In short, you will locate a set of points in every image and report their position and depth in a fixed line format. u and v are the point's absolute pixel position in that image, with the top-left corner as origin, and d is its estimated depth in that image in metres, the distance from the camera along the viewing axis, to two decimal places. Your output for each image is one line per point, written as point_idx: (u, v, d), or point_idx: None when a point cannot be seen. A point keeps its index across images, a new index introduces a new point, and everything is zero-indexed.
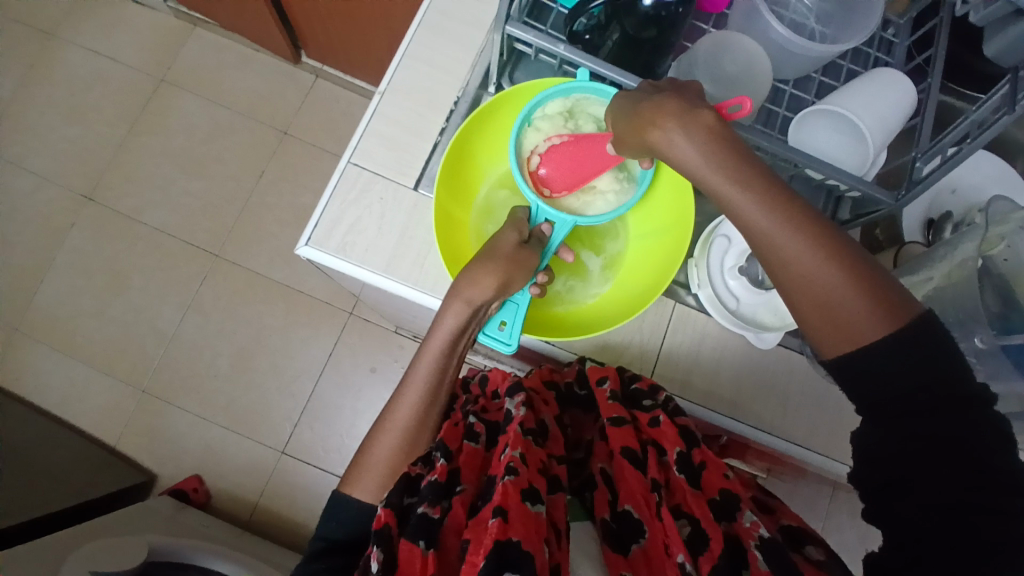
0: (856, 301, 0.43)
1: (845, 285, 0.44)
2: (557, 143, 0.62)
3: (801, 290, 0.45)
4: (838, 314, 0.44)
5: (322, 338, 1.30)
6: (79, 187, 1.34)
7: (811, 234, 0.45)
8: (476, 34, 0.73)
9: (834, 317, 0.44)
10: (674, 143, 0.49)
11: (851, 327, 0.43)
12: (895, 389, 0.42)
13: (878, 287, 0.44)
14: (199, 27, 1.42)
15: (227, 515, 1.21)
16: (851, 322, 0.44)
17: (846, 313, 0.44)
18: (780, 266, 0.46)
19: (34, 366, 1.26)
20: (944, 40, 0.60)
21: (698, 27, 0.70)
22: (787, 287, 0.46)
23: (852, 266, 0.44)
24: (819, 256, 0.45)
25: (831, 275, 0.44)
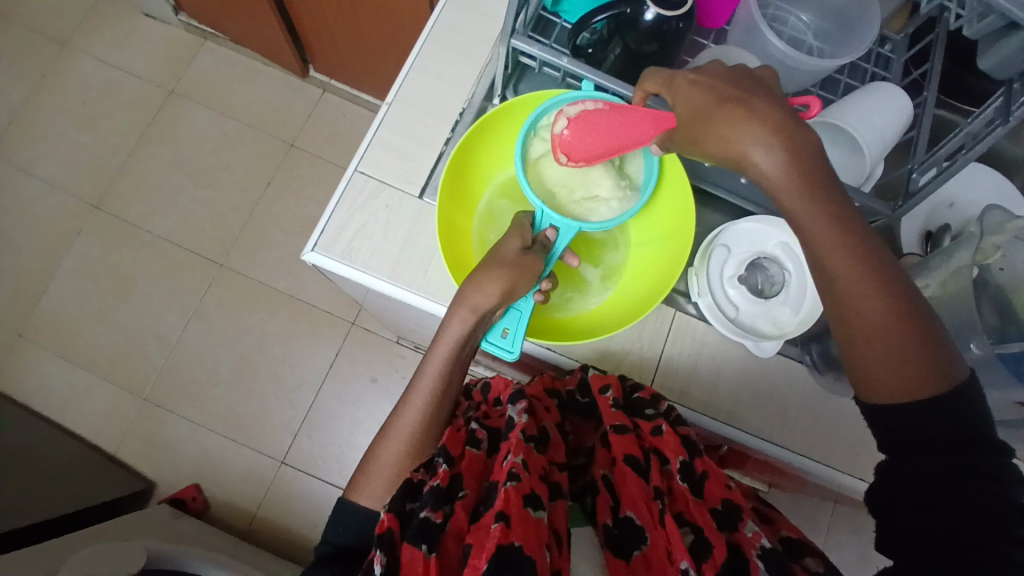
0: (913, 361, 0.44)
1: (908, 343, 0.44)
2: (590, 108, 0.60)
3: (862, 334, 0.46)
4: (893, 367, 0.45)
5: (324, 347, 1.31)
6: (86, 195, 1.36)
7: (888, 286, 0.45)
8: (482, 48, 0.75)
9: (889, 370, 0.45)
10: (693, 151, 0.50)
11: (904, 382, 0.45)
12: (926, 428, 0.44)
13: (939, 351, 0.45)
14: (210, 40, 1.45)
15: (225, 525, 1.20)
16: (901, 378, 0.45)
17: (902, 369, 0.45)
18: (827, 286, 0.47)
19: (36, 371, 1.26)
20: (940, 54, 0.61)
21: (699, 42, 0.72)
22: (848, 330, 0.47)
23: (919, 328, 0.45)
24: (891, 311, 0.45)
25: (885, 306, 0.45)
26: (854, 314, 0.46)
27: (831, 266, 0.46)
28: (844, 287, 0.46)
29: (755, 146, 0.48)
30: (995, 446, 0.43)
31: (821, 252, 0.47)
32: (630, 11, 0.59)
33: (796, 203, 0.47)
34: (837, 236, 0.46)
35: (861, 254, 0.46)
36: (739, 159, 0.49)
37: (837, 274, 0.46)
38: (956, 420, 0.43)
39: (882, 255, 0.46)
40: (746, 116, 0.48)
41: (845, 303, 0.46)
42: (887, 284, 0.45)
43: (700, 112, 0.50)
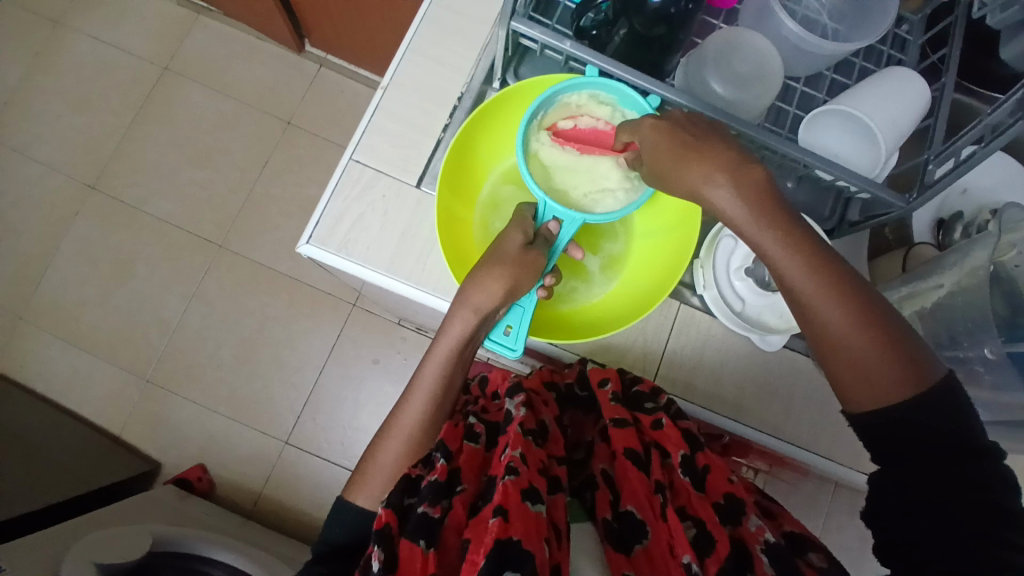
0: (890, 364, 0.44)
1: (881, 352, 0.44)
2: (597, 124, 0.61)
3: (833, 345, 0.46)
4: (870, 373, 0.45)
5: (325, 329, 1.30)
6: (83, 176, 1.34)
7: (850, 295, 0.46)
8: (481, 28, 0.72)
9: (866, 377, 0.45)
10: (689, 167, 0.51)
11: (885, 387, 0.44)
12: (911, 436, 0.43)
13: (914, 353, 0.44)
14: (203, 15, 1.40)
15: (231, 505, 1.22)
16: (882, 384, 0.44)
17: (880, 374, 0.44)
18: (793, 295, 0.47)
19: (39, 354, 1.26)
20: (959, 39, 0.58)
21: (709, 23, 0.69)
22: (818, 343, 0.47)
23: (890, 332, 0.45)
24: (856, 316, 0.45)
25: (844, 314, 0.45)
26: (821, 325, 0.46)
27: (791, 281, 0.47)
28: (807, 298, 0.46)
29: (708, 183, 0.50)
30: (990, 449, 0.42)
31: (773, 264, 0.48)
32: None
33: (757, 231, 0.48)
34: (791, 252, 0.47)
35: (816, 266, 0.47)
36: (722, 182, 0.50)
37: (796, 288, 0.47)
38: (942, 426, 0.43)
39: (833, 263, 0.47)
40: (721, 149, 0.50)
41: (811, 315, 0.46)
42: (847, 291, 0.46)
43: (662, 154, 0.53)
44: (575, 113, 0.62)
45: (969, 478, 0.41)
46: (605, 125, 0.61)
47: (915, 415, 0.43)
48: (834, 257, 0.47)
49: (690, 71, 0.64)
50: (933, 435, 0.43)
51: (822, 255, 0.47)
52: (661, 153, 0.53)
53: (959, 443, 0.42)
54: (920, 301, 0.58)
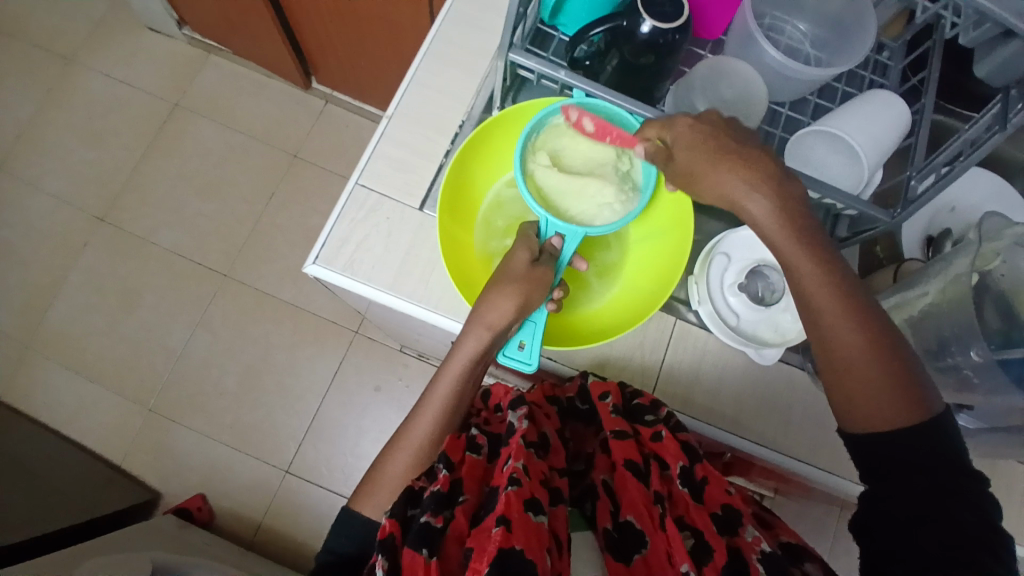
0: (887, 387, 0.47)
1: (886, 375, 0.48)
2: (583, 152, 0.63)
3: (844, 364, 0.49)
4: (873, 392, 0.48)
5: (328, 357, 1.32)
6: (93, 208, 1.37)
7: (866, 319, 0.49)
8: (481, 60, 0.76)
9: (868, 396, 0.48)
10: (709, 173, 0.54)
11: (881, 408, 0.48)
12: (896, 454, 0.47)
13: (912, 379, 0.48)
14: (214, 54, 1.46)
15: (231, 535, 1.21)
16: (879, 404, 0.48)
17: (878, 393, 0.48)
18: (817, 316, 0.50)
19: (43, 383, 1.27)
20: (936, 62, 0.60)
21: (696, 52, 0.72)
22: (829, 361, 0.50)
23: (893, 357, 0.48)
24: (867, 339, 0.48)
25: (861, 336, 0.49)
26: (835, 345, 0.49)
27: (814, 300, 0.50)
28: (827, 318, 0.50)
29: (749, 193, 0.53)
30: (970, 471, 0.45)
31: (800, 280, 0.51)
32: (626, 24, 0.59)
33: (786, 245, 0.51)
34: (821, 275, 0.50)
35: (842, 293, 0.50)
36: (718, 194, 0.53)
37: (820, 308, 0.50)
38: (925, 447, 0.46)
39: (857, 291, 0.50)
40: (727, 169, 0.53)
41: (828, 334, 0.50)
42: (862, 317, 0.49)
43: (698, 156, 0.54)
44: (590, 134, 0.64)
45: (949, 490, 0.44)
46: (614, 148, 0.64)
47: (905, 437, 0.46)
48: (859, 286, 0.50)
49: (679, 97, 0.67)
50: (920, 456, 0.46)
51: (849, 285, 0.50)
52: (697, 155, 0.54)
53: (938, 461, 0.45)
54: (906, 312, 0.59)
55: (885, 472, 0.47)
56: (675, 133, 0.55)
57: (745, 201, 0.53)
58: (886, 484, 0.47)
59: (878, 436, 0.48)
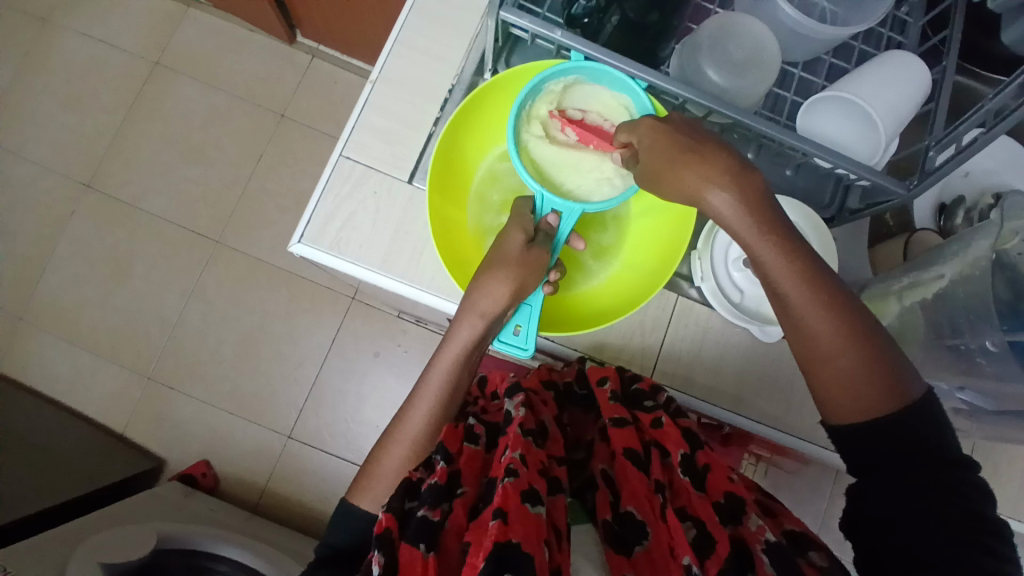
0: (866, 377, 0.46)
1: (865, 366, 0.46)
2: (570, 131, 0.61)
3: (819, 355, 0.48)
4: (850, 384, 0.47)
5: (325, 324, 1.30)
6: (78, 174, 1.33)
7: (839, 307, 0.48)
8: (472, 17, 0.71)
9: (847, 387, 0.47)
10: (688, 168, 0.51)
11: (865, 399, 0.46)
12: (883, 446, 0.46)
13: (892, 367, 0.47)
14: (192, 8, 1.38)
15: (236, 500, 1.22)
16: (861, 394, 0.47)
17: (859, 383, 0.47)
18: (788, 306, 0.49)
19: (40, 354, 1.27)
20: (961, 20, 0.56)
21: (704, 8, 0.67)
22: (803, 352, 0.49)
23: (871, 343, 0.47)
24: (841, 327, 0.47)
25: (834, 326, 0.47)
26: (808, 335, 0.48)
27: (783, 289, 0.49)
28: (797, 308, 0.48)
29: (709, 186, 0.51)
30: (964, 459, 0.45)
31: (767, 268, 0.49)
32: None
33: (752, 238, 0.50)
34: (787, 262, 0.49)
35: (810, 277, 0.48)
36: None
37: (789, 296, 0.48)
38: (915, 438, 0.45)
39: (826, 276, 0.48)
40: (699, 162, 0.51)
41: (802, 325, 0.48)
42: (833, 304, 0.47)
43: (659, 155, 0.53)
44: (585, 111, 0.62)
45: (947, 484, 0.43)
46: (610, 127, 0.61)
47: (893, 428, 0.45)
48: (826, 270, 0.49)
49: (685, 59, 0.62)
50: (916, 439, 0.45)
51: (820, 273, 0.49)
52: (657, 158, 0.53)
53: (931, 451, 0.45)
54: (923, 292, 0.57)
55: (874, 464, 0.46)
56: (638, 135, 0.54)
57: (705, 193, 0.52)
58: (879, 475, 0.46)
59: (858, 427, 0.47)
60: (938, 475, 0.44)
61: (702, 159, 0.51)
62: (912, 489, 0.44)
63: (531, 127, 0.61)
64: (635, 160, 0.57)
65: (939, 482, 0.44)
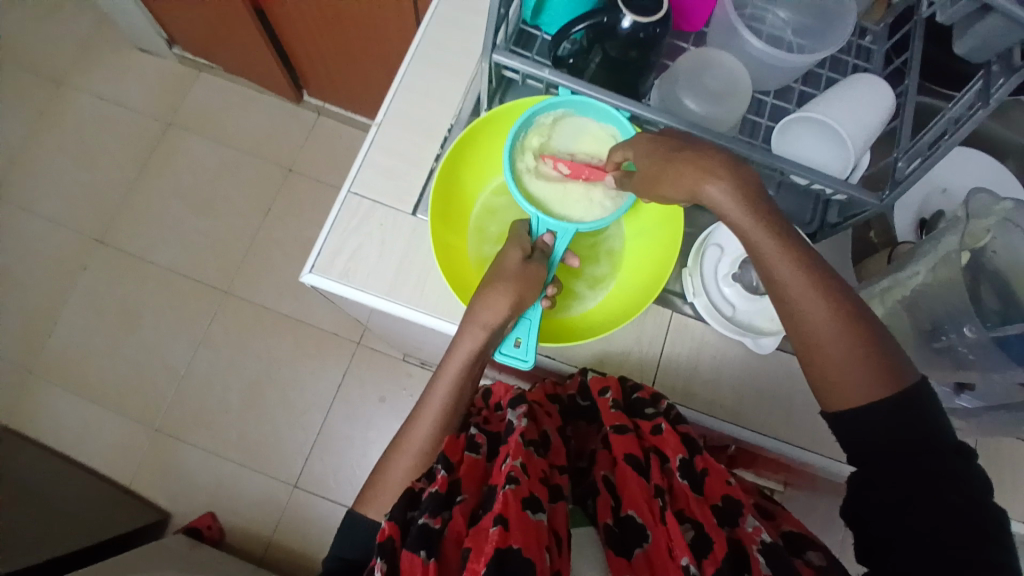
0: (864, 365, 0.47)
1: (862, 353, 0.47)
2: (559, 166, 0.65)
3: (816, 341, 0.48)
4: (847, 371, 0.47)
5: (330, 369, 1.32)
6: (92, 232, 1.38)
7: (833, 294, 0.48)
8: (467, 64, 0.76)
9: (844, 373, 0.47)
10: (679, 174, 0.53)
11: (864, 385, 0.47)
12: (882, 438, 0.46)
13: (886, 352, 0.47)
14: (204, 72, 1.47)
15: (241, 552, 1.20)
16: (858, 380, 0.47)
17: (856, 371, 0.47)
18: (784, 293, 0.50)
19: (49, 408, 1.28)
20: (919, 43, 0.60)
21: (679, 46, 0.73)
22: (800, 340, 0.49)
23: (866, 329, 0.48)
24: (835, 311, 0.48)
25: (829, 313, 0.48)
26: (803, 321, 0.49)
27: (779, 277, 0.50)
28: (792, 294, 0.49)
29: (707, 177, 0.52)
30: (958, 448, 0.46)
31: (764, 256, 0.50)
32: (607, 19, 0.60)
33: (748, 221, 0.51)
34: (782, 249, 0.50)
35: (806, 263, 0.49)
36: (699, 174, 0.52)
37: (785, 283, 0.49)
38: (913, 426, 0.46)
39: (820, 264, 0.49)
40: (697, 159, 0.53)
41: (797, 312, 0.49)
42: (828, 289, 0.48)
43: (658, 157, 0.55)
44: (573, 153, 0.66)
45: (943, 472, 0.44)
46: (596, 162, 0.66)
47: (886, 416, 0.46)
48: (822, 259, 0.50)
49: (664, 91, 0.67)
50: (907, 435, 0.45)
51: (812, 261, 0.50)
52: (654, 159, 0.56)
53: (929, 443, 0.45)
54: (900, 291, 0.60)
55: (869, 457, 0.47)
56: (636, 149, 0.57)
57: (703, 185, 0.52)
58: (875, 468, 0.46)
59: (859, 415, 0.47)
60: (932, 473, 0.44)
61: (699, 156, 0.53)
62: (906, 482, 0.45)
63: (523, 158, 0.65)
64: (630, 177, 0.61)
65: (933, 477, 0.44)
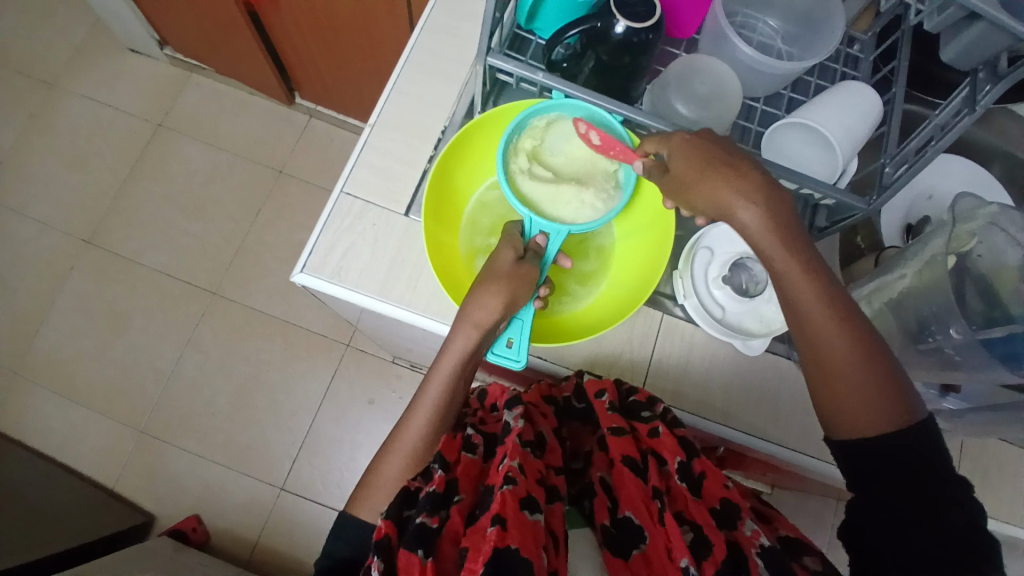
0: (874, 395, 0.49)
1: (873, 384, 0.49)
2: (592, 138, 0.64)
3: (835, 371, 0.49)
4: (857, 400, 0.49)
5: (320, 372, 1.31)
6: (79, 232, 1.37)
7: (849, 325, 0.49)
8: (461, 67, 0.77)
9: (860, 400, 0.49)
10: (694, 189, 0.53)
11: (872, 412, 0.49)
12: (890, 460, 0.48)
13: (900, 384, 0.49)
14: (196, 74, 1.47)
15: (227, 555, 1.19)
16: (873, 407, 0.49)
17: (866, 401, 0.49)
18: (807, 322, 0.50)
19: (33, 410, 1.26)
20: (906, 51, 0.62)
21: (670, 52, 0.74)
22: (818, 368, 0.50)
23: (879, 361, 0.49)
24: (855, 344, 0.49)
25: (847, 344, 0.49)
26: (824, 351, 0.50)
27: (803, 306, 0.50)
28: (814, 325, 0.50)
29: (740, 201, 0.51)
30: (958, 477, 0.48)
31: (789, 286, 0.50)
32: (600, 25, 0.60)
33: (778, 252, 0.50)
34: (809, 278, 0.50)
35: (829, 294, 0.50)
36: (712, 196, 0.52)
37: (807, 313, 0.50)
38: (920, 452, 0.48)
39: (843, 295, 0.50)
40: (724, 180, 0.51)
41: (816, 340, 0.50)
42: (848, 321, 0.49)
43: (685, 167, 0.54)
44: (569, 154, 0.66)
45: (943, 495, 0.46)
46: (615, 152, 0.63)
47: (893, 441, 0.48)
48: (843, 289, 0.50)
49: (655, 96, 0.68)
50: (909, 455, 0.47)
51: (835, 291, 0.50)
52: (686, 166, 0.53)
53: (928, 465, 0.47)
54: (886, 294, 0.61)
55: (874, 476, 0.48)
56: (671, 148, 0.55)
57: (736, 208, 0.51)
58: (881, 485, 0.48)
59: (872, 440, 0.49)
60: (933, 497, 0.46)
61: (729, 175, 0.51)
62: (911, 502, 0.47)
63: (516, 157, 0.65)
64: (661, 168, 0.59)
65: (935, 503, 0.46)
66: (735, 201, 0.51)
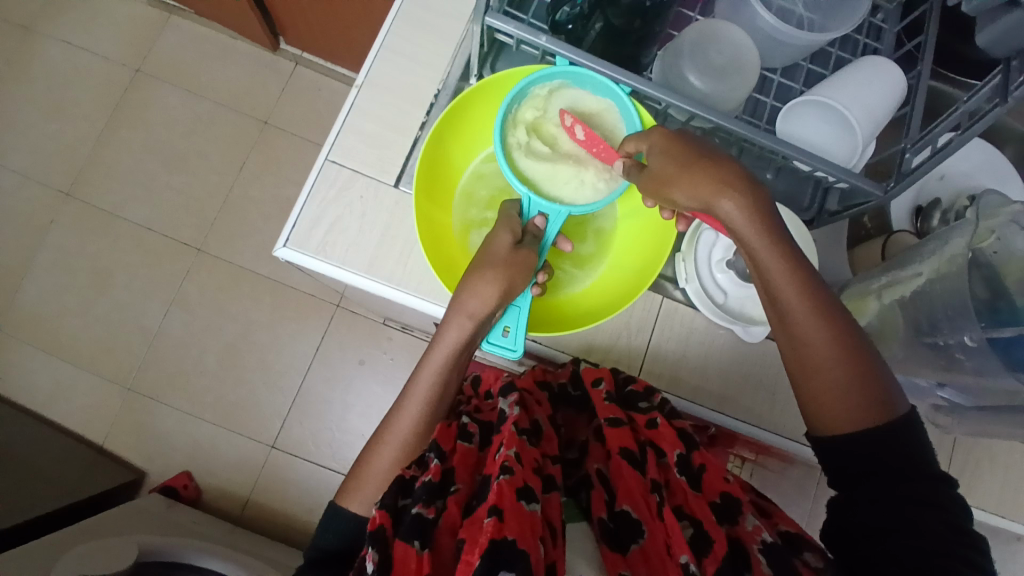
0: (856, 392, 0.48)
1: (855, 382, 0.48)
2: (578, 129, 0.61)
3: (811, 366, 0.49)
4: (839, 396, 0.48)
5: (309, 332, 1.29)
6: (58, 183, 1.31)
7: (832, 318, 0.49)
8: (457, 24, 0.71)
9: (838, 399, 0.48)
10: (692, 174, 0.52)
11: (853, 410, 0.48)
12: (866, 460, 0.47)
13: (878, 382, 0.48)
14: (175, 15, 1.37)
15: (219, 511, 1.20)
16: (848, 406, 0.48)
17: (846, 399, 0.48)
18: (789, 317, 0.50)
19: (18, 365, 1.24)
20: (935, 26, 0.57)
21: (685, 15, 0.69)
22: (797, 362, 0.50)
23: (860, 358, 0.49)
24: (834, 341, 0.49)
25: (828, 339, 0.49)
26: (803, 346, 0.49)
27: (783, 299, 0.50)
28: (794, 318, 0.50)
29: (723, 193, 0.51)
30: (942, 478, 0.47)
31: (770, 277, 0.50)
32: None
33: (760, 245, 0.50)
34: (791, 271, 0.49)
35: (810, 287, 0.50)
36: (701, 186, 0.52)
37: (789, 306, 0.50)
38: (904, 452, 0.47)
39: (823, 290, 0.50)
40: (709, 171, 0.51)
41: (796, 333, 0.50)
42: (832, 315, 0.49)
43: (668, 162, 0.53)
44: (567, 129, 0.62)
45: (927, 499, 0.45)
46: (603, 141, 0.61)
47: (873, 440, 0.47)
48: (824, 284, 0.50)
49: (666, 65, 0.63)
50: (891, 454, 0.46)
51: (817, 287, 0.50)
52: (668, 162, 0.53)
53: (912, 467, 0.46)
54: (902, 290, 0.59)
55: (860, 474, 0.47)
56: (651, 143, 0.55)
57: (720, 199, 0.51)
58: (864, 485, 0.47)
59: (847, 439, 0.48)
60: (917, 499, 0.45)
61: (718, 171, 0.51)
62: (897, 501, 0.45)
63: (513, 131, 0.61)
64: (640, 169, 0.58)
65: (920, 505, 0.45)
66: (723, 197, 0.51)
